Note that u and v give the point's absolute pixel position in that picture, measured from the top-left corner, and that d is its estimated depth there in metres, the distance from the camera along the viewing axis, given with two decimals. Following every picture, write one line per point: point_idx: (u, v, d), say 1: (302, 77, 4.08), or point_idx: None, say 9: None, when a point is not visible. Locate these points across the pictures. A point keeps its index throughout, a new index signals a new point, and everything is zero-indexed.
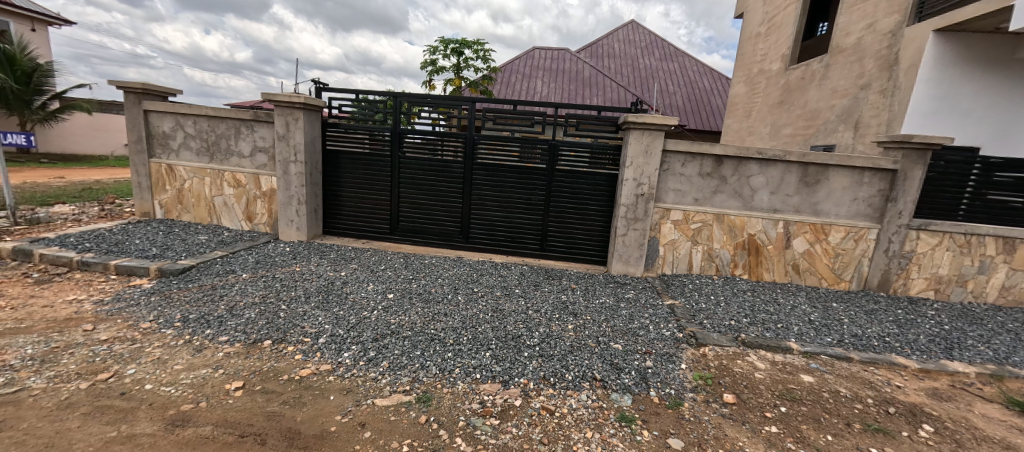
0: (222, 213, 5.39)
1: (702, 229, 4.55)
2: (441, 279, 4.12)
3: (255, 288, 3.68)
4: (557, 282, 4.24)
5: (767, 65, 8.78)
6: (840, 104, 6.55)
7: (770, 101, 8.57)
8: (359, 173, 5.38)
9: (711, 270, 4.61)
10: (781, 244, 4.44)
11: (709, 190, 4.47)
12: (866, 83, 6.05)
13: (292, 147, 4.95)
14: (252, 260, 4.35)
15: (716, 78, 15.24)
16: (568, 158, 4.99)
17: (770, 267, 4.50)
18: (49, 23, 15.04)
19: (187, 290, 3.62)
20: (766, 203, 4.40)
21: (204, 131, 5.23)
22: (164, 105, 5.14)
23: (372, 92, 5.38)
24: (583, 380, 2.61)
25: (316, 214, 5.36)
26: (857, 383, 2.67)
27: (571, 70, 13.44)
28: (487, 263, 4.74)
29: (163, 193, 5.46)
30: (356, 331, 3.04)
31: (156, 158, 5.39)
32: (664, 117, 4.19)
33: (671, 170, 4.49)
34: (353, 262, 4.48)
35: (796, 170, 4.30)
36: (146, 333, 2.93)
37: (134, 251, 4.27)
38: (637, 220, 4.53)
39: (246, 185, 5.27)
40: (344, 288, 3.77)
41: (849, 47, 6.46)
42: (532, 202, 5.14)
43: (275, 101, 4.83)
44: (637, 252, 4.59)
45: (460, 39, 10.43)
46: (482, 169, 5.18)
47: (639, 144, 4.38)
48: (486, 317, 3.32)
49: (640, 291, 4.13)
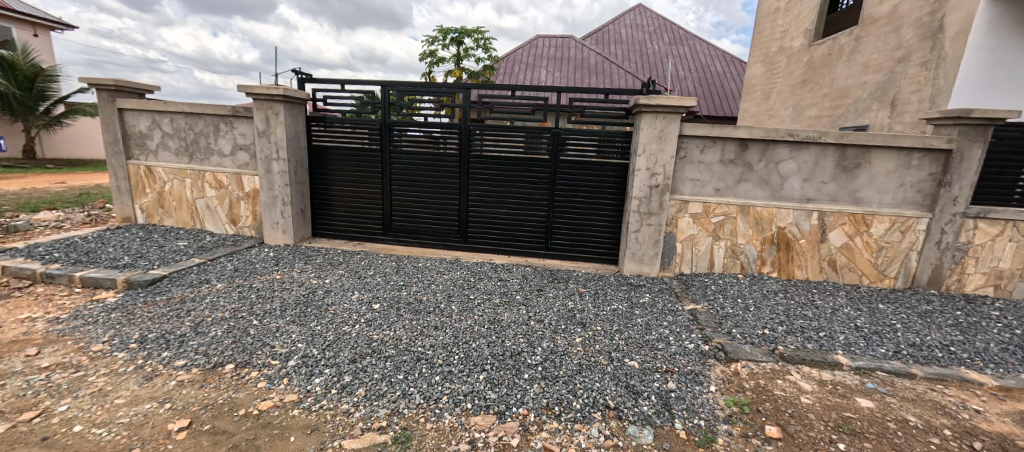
0: (204, 217, 5.07)
1: (725, 223, 4.07)
2: (435, 285, 3.72)
3: (227, 301, 3.32)
4: (563, 285, 3.80)
5: (788, 42, 8.19)
6: (874, 80, 5.99)
7: (792, 81, 7.99)
8: (348, 170, 5.00)
9: (735, 268, 4.14)
10: (816, 237, 3.95)
11: (732, 178, 3.99)
12: (903, 55, 5.48)
13: (274, 144, 4.59)
14: (230, 268, 3.99)
15: (728, 61, 14.55)
16: (573, 148, 4.53)
17: (803, 264, 4.01)
18: (51, 27, 14.89)
19: (153, 304, 3.26)
20: (797, 191, 3.92)
21: (181, 129, 4.90)
22: (138, 102, 4.82)
23: (359, 82, 4.97)
24: (594, 409, 2.19)
25: (303, 215, 4.99)
26: (928, 408, 2.21)
27: (576, 58, 12.90)
28: (486, 265, 4.33)
29: (143, 197, 5.17)
30: (332, 351, 2.65)
31: (134, 160, 5.09)
32: (680, 98, 3.72)
33: (689, 158, 4.02)
34: (340, 267, 4.10)
35: (832, 153, 3.79)
36: (94, 357, 2.57)
37: (104, 261, 3.94)
38: (651, 214, 4.08)
39: (228, 185, 4.93)
40: (325, 299, 3.38)
41: (884, 16, 5.89)
42: (536, 197, 4.70)
43: (253, 94, 4.44)
44: (652, 249, 4.14)
45: (460, 27, 9.97)
46: (480, 162, 4.75)
47: (652, 129, 3.92)
48: (481, 330, 2.91)
49: (656, 294, 3.68)
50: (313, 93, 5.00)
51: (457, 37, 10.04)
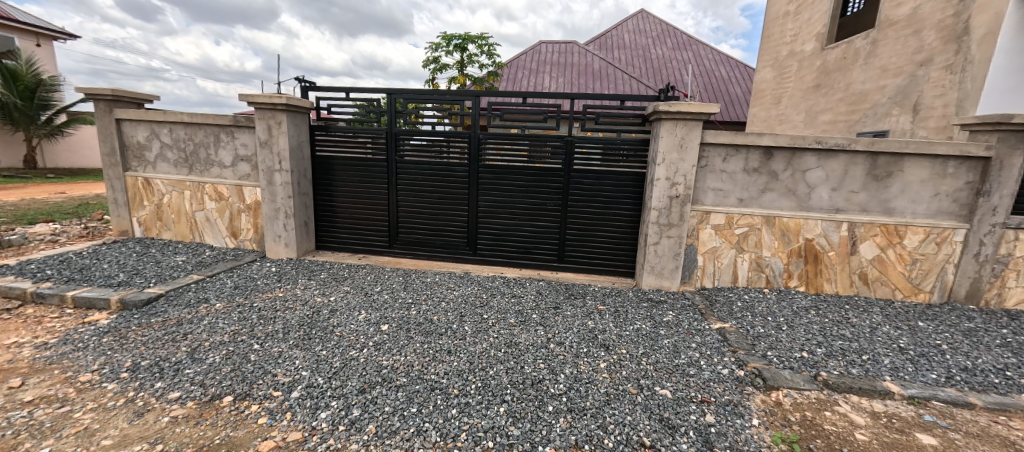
0: (204, 230, 4.89)
1: (749, 235, 3.89)
2: (445, 303, 3.52)
3: (226, 322, 3.12)
4: (580, 302, 3.59)
5: (799, 46, 8.04)
6: (893, 84, 5.82)
7: (804, 85, 7.81)
8: (353, 180, 4.83)
9: (760, 281, 3.94)
10: (845, 249, 3.75)
11: (756, 188, 3.81)
12: (925, 58, 5.36)
13: (276, 155, 4.42)
14: (230, 285, 3.79)
15: (733, 66, 14.40)
16: (587, 157, 4.35)
17: (832, 277, 3.81)
18: (53, 37, 14.82)
19: (148, 327, 3.07)
20: (825, 201, 3.73)
21: (181, 140, 4.74)
22: (136, 112, 4.67)
23: (364, 90, 4.82)
24: (628, 449, 1.99)
25: (307, 228, 4.81)
26: (997, 446, 1.99)
27: (580, 64, 12.77)
28: (498, 280, 4.14)
29: (141, 209, 5.00)
30: (339, 380, 2.46)
31: (132, 171, 4.93)
32: (702, 105, 3.55)
33: (711, 167, 3.85)
34: (345, 284, 3.90)
35: (863, 161, 3.61)
36: (82, 389, 2.38)
37: (97, 279, 3.75)
38: (671, 226, 3.89)
39: (229, 197, 4.75)
40: (330, 320, 3.18)
41: (902, 18, 5.74)
42: (548, 208, 4.52)
43: (254, 103, 4.28)
44: (672, 263, 3.95)
45: (463, 34, 9.85)
46: (490, 171, 4.57)
47: (672, 137, 3.75)
48: (498, 355, 2.72)
49: (680, 312, 3.47)
50: (316, 101, 4.84)
51: (461, 44, 9.92)
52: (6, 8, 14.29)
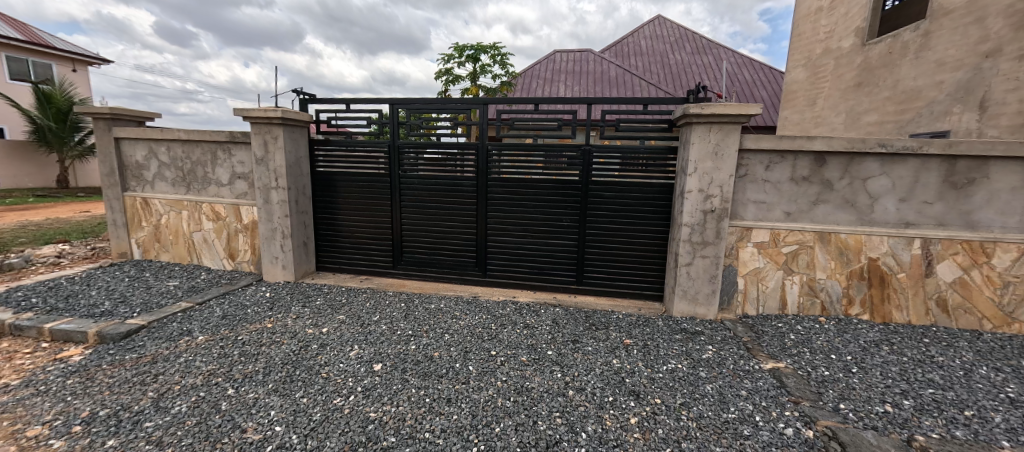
0: (202, 251, 4.65)
1: (799, 254, 3.38)
2: (449, 336, 3.11)
3: (203, 360, 2.76)
4: (604, 334, 3.12)
5: (835, 43, 7.44)
6: (953, 79, 5.20)
7: (842, 85, 7.19)
8: (355, 196, 4.51)
9: (814, 308, 3.41)
10: (918, 270, 3.24)
11: (807, 200, 3.33)
12: (992, 49, 4.75)
13: (273, 171, 4.15)
14: (218, 314, 3.45)
15: (758, 69, 13.74)
16: (607, 167, 3.91)
17: (902, 304, 3.28)
18: (87, 62, 15.31)
19: (119, 364, 2.74)
20: (891, 214, 3.23)
21: (178, 158, 4.53)
22: (135, 131, 4.49)
23: (368, 101, 4.53)
24: None
25: (306, 248, 4.50)
26: None
27: (597, 71, 12.36)
28: (510, 306, 3.70)
29: (140, 230, 4.80)
30: (317, 439, 2.07)
31: (130, 191, 4.75)
32: (740, 106, 3.09)
33: (751, 176, 3.37)
34: (341, 312, 3.53)
35: (937, 167, 3.11)
36: (23, 449, 2.04)
37: (80, 309, 3.45)
38: (706, 244, 3.40)
39: (226, 217, 4.50)
40: (318, 358, 2.80)
41: (960, 6, 5.14)
42: (565, 224, 4.09)
43: (249, 118, 4.03)
44: (707, 287, 3.44)
45: (476, 44, 9.62)
46: (500, 186, 4.18)
47: (706, 143, 3.29)
48: (507, 406, 2.28)
49: (721, 347, 2.96)
50: (317, 114, 4.57)
51: (473, 54, 9.68)
52: (43, 35, 14.84)
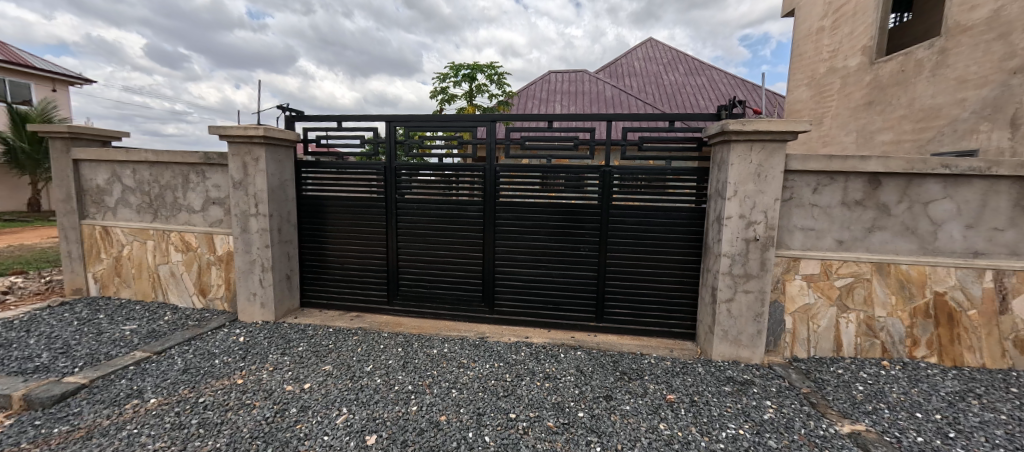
0: (169, 287, 4.10)
1: (854, 288, 2.98)
2: (456, 392, 2.60)
3: (152, 435, 2.21)
4: (641, 388, 2.64)
5: (841, 62, 6.86)
6: (977, 96, 4.66)
7: (851, 104, 6.54)
8: (346, 223, 4.03)
9: (874, 351, 2.99)
10: (991, 306, 2.85)
11: (861, 226, 2.95)
12: (1021, 65, 4.27)
13: (253, 196, 3.66)
14: (179, 367, 2.89)
15: (752, 89, 13.68)
16: (628, 189, 3.51)
17: (974, 345, 2.87)
18: (69, 82, 14.70)
19: (43, 443, 2.17)
20: (958, 242, 2.85)
21: (145, 182, 4.02)
22: (97, 152, 3.99)
23: (361, 118, 4.09)
24: None
25: (289, 282, 3.99)
26: None
27: (595, 91, 12.17)
28: (525, 349, 3.21)
29: (98, 263, 4.24)
30: None
31: (89, 219, 4.20)
32: (788, 122, 2.72)
33: (798, 199, 2.99)
34: (327, 361, 3.00)
35: (1008, 189, 2.75)
36: None
37: (10, 363, 2.87)
38: (750, 277, 2.98)
39: (197, 248, 3.98)
40: (298, 428, 2.26)
41: (979, 22, 4.66)
42: (582, 254, 3.65)
43: (227, 136, 3.57)
44: (752, 326, 3.01)
45: (472, 63, 9.34)
46: (509, 210, 3.75)
47: (747, 164, 2.91)
48: None
49: (781, 402, 2.50)
50: (304, 133, 4.13)
51: (469, 73, 9.40)
52: (25, 55, 14.33)
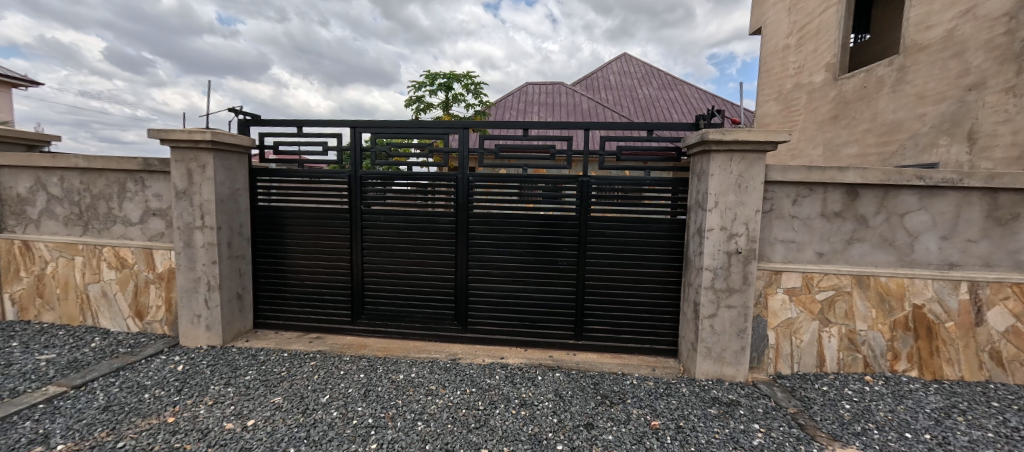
0: (100, 309, 3.65)
1: (836, 301, 2.92)
2: (422, 426, 2.33)
3: None
4: (623, 414, 2.45)
5: (807, 78, 7.05)
6: (936, 112, 4.77)
7: (817, 118, 6.70)
8: (306, 236, 3.72)
9: (857, 365, 2.92)
10: (967, 318, 2.83)
11: (840, 239, 2.89)
12: (975, 82, 4.38)
13: (198, 207, 3.32)
14: (99, 404, 2.51)
15: (722, 104, 14.02)
16: (607, 199, 3.37)
17: (953, 358, 2.84)
18: (13, 84, 13.65)
19: None
20: (933, 254, 2.84)
21: (74, 191, 3.59)
22: (18, 157, 3.55)
23: (323, 123, 3.82)
24: None
25: (241, 301, 3.63)
26: None
27: (571, 103, 12.20)
28: (500, 371, 2.98)
29: (17, 283, 3.75)
30: None
31: (8, 233, 3.73)
32: (768, 131, 2.65)
33: (778, 211, 2.92)
34: (277, 392, 2.67)
35: (979, 201, 2.76)
36: None
37: None
38: (732, 291, 2.87)
39: (134, 264, 3.58)
40: None
41: (934, 41, 4.81)
42: (560, 268, 3.47)
43: (169, 141, 3.23)
44: (736, 343, 2.89)
45: (449, 72, 9.16)
46: (483, 222, 3.54)
47: (727, 174, 2.81)
48: None
49: (770, 425, 2.37)
50: (261, 139, 3.81)
51: (445, 82, 9.20)
52: None
